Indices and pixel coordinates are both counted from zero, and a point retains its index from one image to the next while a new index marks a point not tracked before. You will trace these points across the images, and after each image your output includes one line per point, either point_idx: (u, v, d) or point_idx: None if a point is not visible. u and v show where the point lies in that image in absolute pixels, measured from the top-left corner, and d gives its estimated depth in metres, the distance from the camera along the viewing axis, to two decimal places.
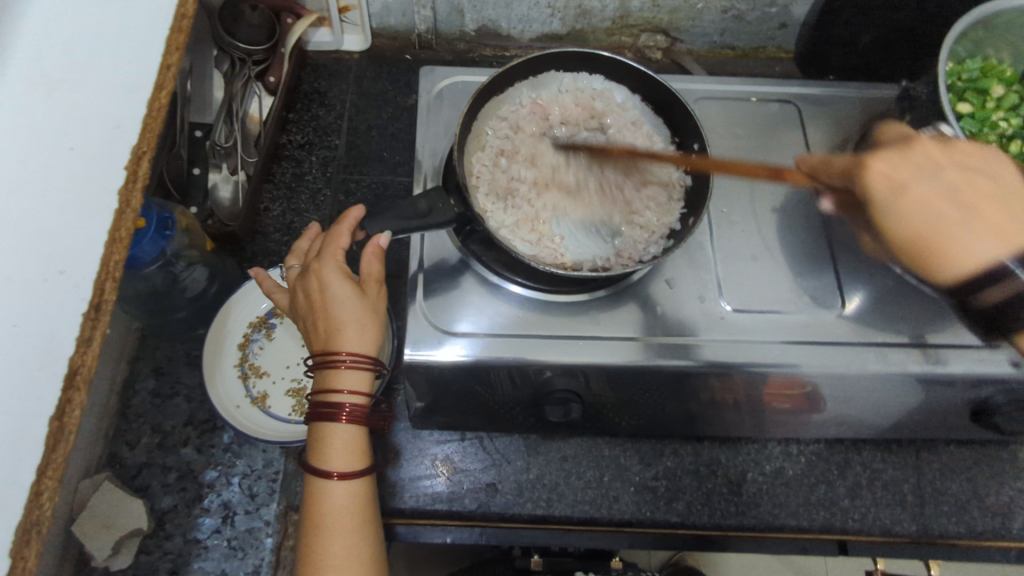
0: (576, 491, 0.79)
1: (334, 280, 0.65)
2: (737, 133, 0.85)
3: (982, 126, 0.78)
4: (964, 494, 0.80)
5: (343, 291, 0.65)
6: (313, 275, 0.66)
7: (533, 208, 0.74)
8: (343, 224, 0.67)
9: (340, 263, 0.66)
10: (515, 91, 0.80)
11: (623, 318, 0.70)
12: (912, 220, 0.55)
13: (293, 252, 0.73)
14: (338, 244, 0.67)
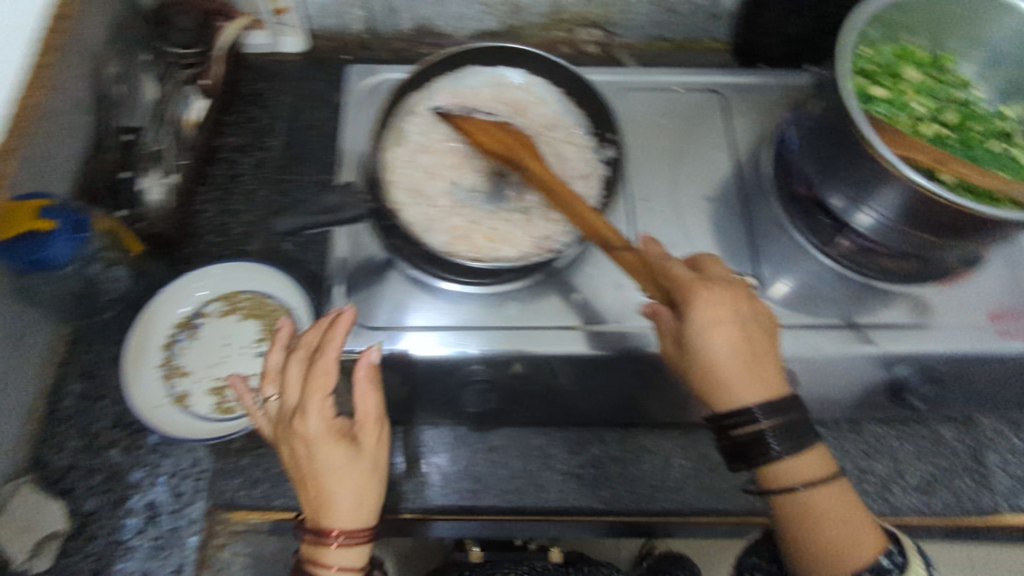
0: (501, 481, 0.79)
1: (320, 437, 0.59)
2: (662, 123, 0.86)
3: (897, 108, 0.78)
4: (887, 473, 0.83)
5: (333, 449, 0.59)
6: (294, 426, 0.59)
7: (451, 202, 0.75)
8: (332, 356, 0.61)
9: (326, 412, 0.60)
10: (435, 86, 0.80)
11: (543, 307, 0.74)
12: (713, 350, 0.59)
13: (267, 374, 0.65)
14: (323, 386, 0.60)
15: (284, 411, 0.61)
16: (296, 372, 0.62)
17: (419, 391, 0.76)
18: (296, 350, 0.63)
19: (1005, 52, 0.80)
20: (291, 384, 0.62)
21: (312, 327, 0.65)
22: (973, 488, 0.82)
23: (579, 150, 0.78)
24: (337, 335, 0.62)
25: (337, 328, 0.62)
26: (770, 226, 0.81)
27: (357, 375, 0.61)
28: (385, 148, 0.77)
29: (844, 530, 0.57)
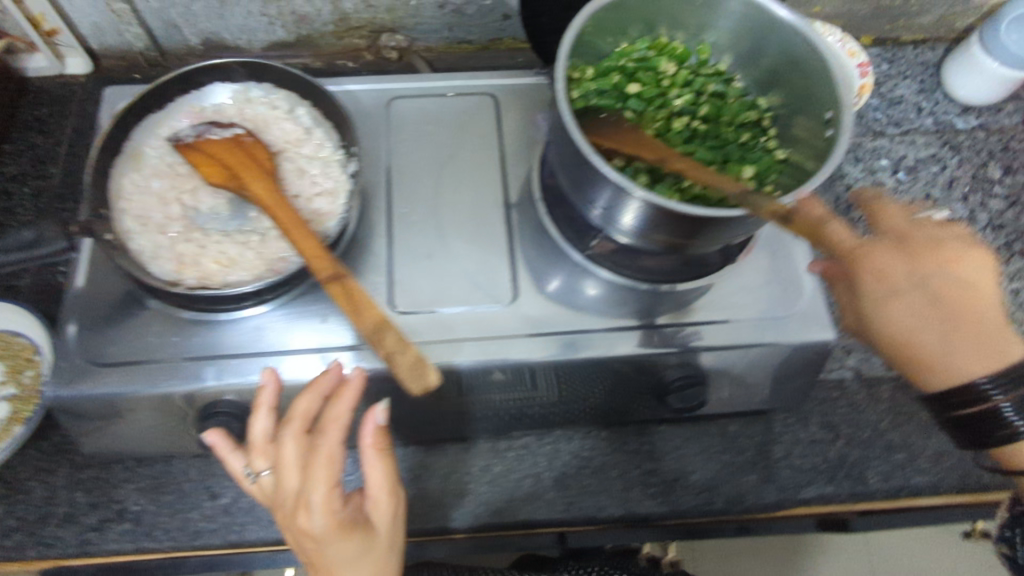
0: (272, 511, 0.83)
1: (328, 534, 0.63)
2: (430, 131, 0.84)
3: (649, 105, 0.79)
4: (671, 474, 0.84)
5: (343, 542, 0.64)
6: (299, 518, 0.64)
7: (184, 230, 0.73)
8: (334, 440, 0.65)
9: (332, 504, 0.63)
10: (177, 105, 0.77)
11: (286, 331, 0.76)
12: (893, 325, 0.73)
13: (262, 450, 0.69)
14: (327, 475, 0.63)
15: (285, 498, 0.66)
16: (292, 455, 0.66)
17: (170, 417, 0.76)
18: (291, 428, 0.66)
19: (757, 42, 0.77)
20: (286, 468, 0.66)
21: (305, 398, 0.67)
22: (755, 482, 0.83)
23: (324, 166, 0.76)
24: (341, 417, 0.65)
25: (340, 404, 0.66)
26: (531, 230, 0.81)
27: (365, 447, 0.66)
28: (118, 173, 0.74)
29: (938, 342, 0.71)
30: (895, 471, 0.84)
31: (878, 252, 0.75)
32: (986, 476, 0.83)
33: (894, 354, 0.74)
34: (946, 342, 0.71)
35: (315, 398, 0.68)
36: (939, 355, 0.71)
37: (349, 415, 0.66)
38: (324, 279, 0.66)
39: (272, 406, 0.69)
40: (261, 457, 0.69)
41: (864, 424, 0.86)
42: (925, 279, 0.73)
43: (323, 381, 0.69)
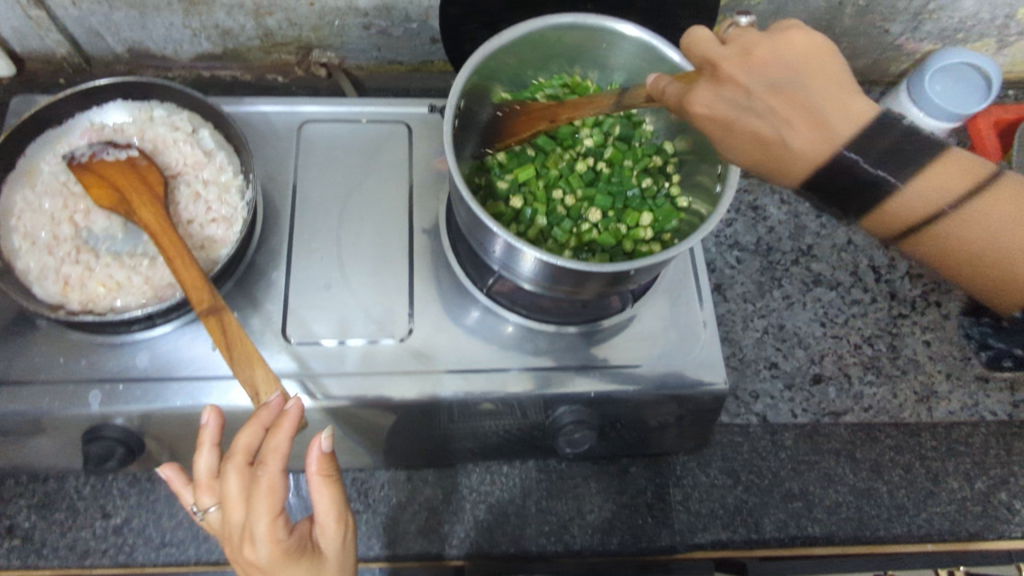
0: (165, 531, 0.80)
1: (275, 564, 0.56)
2: (338, 156, 0.85)
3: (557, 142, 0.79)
4: (568, 513, 0.84)
5: (291, 569, 0.56)
6: (246, 553, 0.56)
7: (71, 250, 0.71)
8: (275, 469, 0.56)
9: (278, 534, 0.55)
10: (76, 121, 0.76)
11: (179, 355, 0.73)
12: (743, 147, 0.59)
13: (205, 485, 0.60)
14: (270, 505, 0.55)
15: (230, 532, 0.57)
16: (236, 488, 0.56)
17: (52, 439, 0.73)
18: (232, 460, 0.57)
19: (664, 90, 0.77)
20: (230, 502, 0.56)
21: (247, 431, 0.58)
22: (650, 525, 0.83)
23: (221, 192, 0.75)
24: (280, 446, 0.57)
25: (278, 434, 0.57)
26: (435, 264, 0.81)
27: (310, 472, 0.59)
28: (8, 189, 0.72)
29: (795, 133, 0.56)
30: (791, 520, 0.84)
31: (694, 91, 0.58)
32: (881, 528, 0.83)
33: (759, 164, 0.60)
34: (778, 125, 0.57)
35: (256, 430, 0.58)
36: (775, 134, 0.57)
37: (290, 445, 0.57)
38: (201, 312, 0.64)
39: (213, 439, 0.60)
40: (208, 494, 0.60)
41: (765, 471, 0.86)
42: (768, 79, 0.56)
43: (263, 413, 0.59)
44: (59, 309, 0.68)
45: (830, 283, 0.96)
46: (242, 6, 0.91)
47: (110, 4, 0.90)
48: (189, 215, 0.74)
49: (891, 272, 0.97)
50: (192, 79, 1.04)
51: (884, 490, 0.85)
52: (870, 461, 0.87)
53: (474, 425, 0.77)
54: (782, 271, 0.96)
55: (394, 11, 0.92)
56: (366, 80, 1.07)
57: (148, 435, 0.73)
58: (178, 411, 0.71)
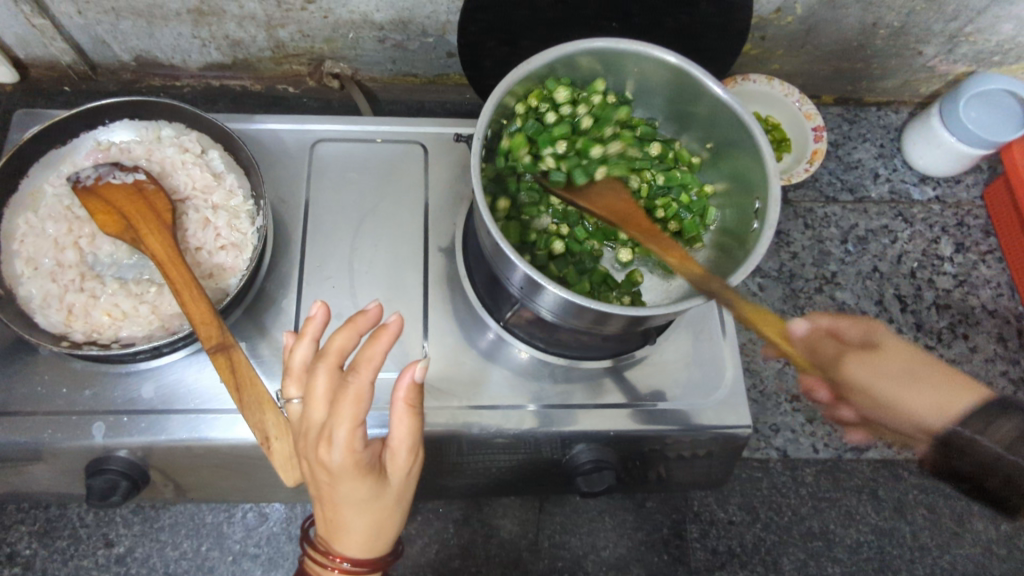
0: (168, 563, 0.79)
1: (345, 472, 0.50)
2: (352, 178, 0.83)
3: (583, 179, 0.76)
4: (581, 549, 0.81)
5: (357, 483, 0.51)
6: (318, 451, 0.50)
7: (74, 277, 0.68)
8: (366, 378, 0.50)
9: (355, 444, 0.49)
10: (81, 141, 0.74)
11: (187, 385, 0.70)
12: None
13: (293, 375, 0.55)
14: (354, 414, 0.49)
15: (308, 431, 0.52)
16: (323, 388, 0.51)
17: (52, 471, 0.70)
18: (324, 358, 0.52)
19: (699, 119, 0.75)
20: (314, 401, 0.51)
21: (342, 333, 0.53)
22: (665, 562, 0.81)
23: (230, 218, 0.72)
24: (374, 357, 0.50)
25: (375, 345, 0.51)
26: (451, 290, 0.78)
27: (394, 396, 0.52)
28: (12, 212, 0.70)
29: None
30: (810, 559, 0.82)
31: None
32: (902, 569, 0.82)
33: None
34: None
35: (352, 334, 0.54)
36: None
37: (385, 358, 0.51)
38: (209, 349, 0.62)
39: (316, 332, 0.56)
40: (298, 386, 0.55)
41: (784, 509, 0.84)
42: None
43: (361, 319, 0.55)
44: (62, 340, 0.66)
45: (854, 313, 0.94)
46: (253, 18, 0.88)
47: (118, 13, 0.87)
48: (197, 241, 0.71)
49: (916, 303, 0.96)
50: (200, 89, 1.01)
51: (907, 530, 0.84)
52: (892, 499, 0.85)
53: (485, 462, 0.74)
54: (805, 300, 0.95)
55: (410, 24, 0.90)
56: (380, 92, 1.04)
57: (152, 469, 0.70)
58: (185, 443, 0.68)
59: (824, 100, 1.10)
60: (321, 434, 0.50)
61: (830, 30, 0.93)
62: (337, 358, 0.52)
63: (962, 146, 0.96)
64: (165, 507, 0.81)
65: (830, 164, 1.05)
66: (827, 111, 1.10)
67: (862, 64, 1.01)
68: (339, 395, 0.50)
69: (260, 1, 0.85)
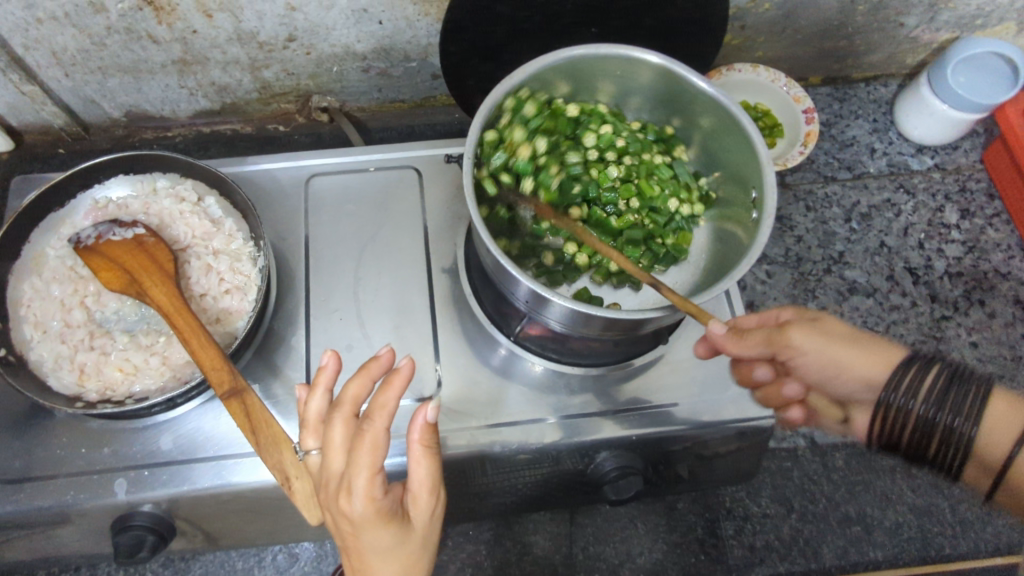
0: None
1: (367, 521, 0.50)
2: (349, 209, 0.83)
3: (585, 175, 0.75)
4: (617, 557, 0.80)
5: (380, 532, 0.50)
6: (339, 502, 0.50)
7: (84, 337, 0.69)
8: (380, 425, 0.50)
9: (375, 491, 0.49)
10: (79, 200, 0.74)
11: (206, 433, 0.70)
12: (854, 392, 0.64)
13: (309, 429, 0.55)
14: (372, 462, 0.49)
15: (328, 482, 0.52)
16: (340, 438, 0.52)
17: (79, 533, 0.70)
18: (340, 409, 0.52)
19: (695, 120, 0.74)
20: (333, 451, 0.52)
21: (355, 380, 0.53)
22: (704, 564, 0.80)
23: (232, 261, 0.73)
24: (388, 403, 0.51)
25: (388, 391, 0.52)
26: (459, 311, 0.78)
27: (410, 439, 0.52)
28: (16, 278, 0.70)
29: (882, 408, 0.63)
30: (851, 546, 0.80)
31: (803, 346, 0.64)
32: (946, 546, 0.80)
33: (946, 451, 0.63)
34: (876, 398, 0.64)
35: (366, 381, 0.54)
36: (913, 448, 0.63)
37: (398, 404, 0.51)
38: (222, 395, 0.61)
39: (329, 382, 0.56)
40: (316, 439, 0.55)
41: (818, 496, 0.83)
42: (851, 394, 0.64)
43: (373, 366, 0.55)
44: (76, 401, 0.66)
45: (866, 290, 0.94)
46: (237, 62, 0.89)
47: (104, 72, 0.88)
48: (202, 288, 0.72)
49: (928, 273, 0.95)
50: (192, 137, 1.02)
51: (946, 506, 0.82)
52: (927, 476, 0.84)
53: (508, 480, 0.73)
54: (816, 284, 0.94)
55: (392, 51, 0.91)
56: (369, 121, 1.05)
57: (177, 521, 0.70)
58: (209, 491, 0.68)
59: (812, 81, 1.10)
60: (342, 486, 0.50)
61: (809, 12, 0.93)
62: (352, 408, 0.52)
63: (954, 112, 0.96)
64: (195, 557, 0.80)
65: (825, 145, 1.05)
66: (816, 92, 1.10)
67: (846, 42, 1.01)
68: (357, 446, 0.50)
69: (242, 45, 0.86)
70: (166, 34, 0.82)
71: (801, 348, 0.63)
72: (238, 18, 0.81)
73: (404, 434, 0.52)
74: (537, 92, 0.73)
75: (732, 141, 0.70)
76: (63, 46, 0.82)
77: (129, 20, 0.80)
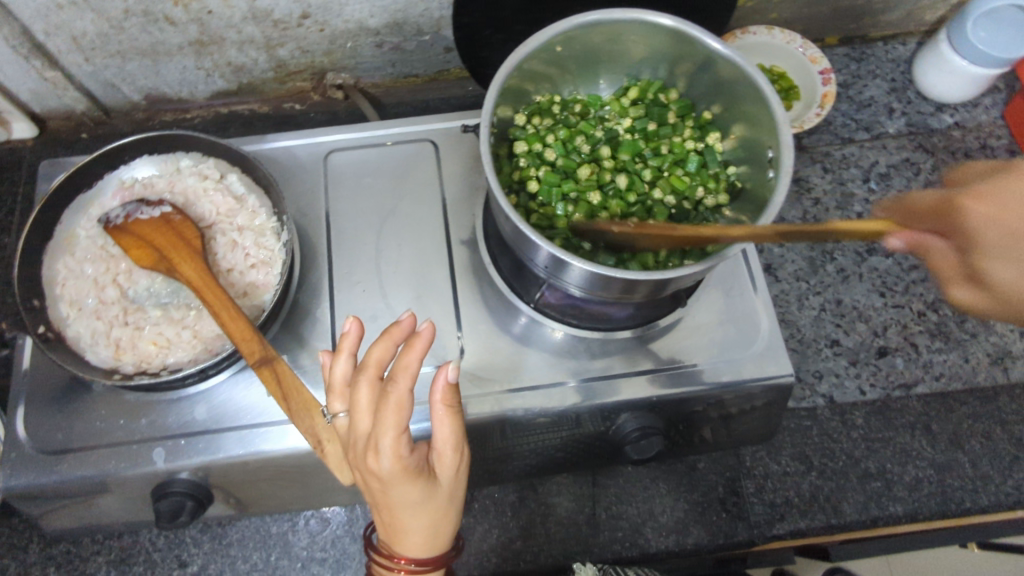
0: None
1: (395, 478, 0.52)
2: (368, 183, 0.84)
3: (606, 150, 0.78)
4: (640, 516, 0.82)
5: (408, 488, 0.53)
6: (367, 461, 0.52)
7: (117, 313, 0.71)
8: (404, 387, 0.51)
9: (402, 450, 0.51)
10: (106, 181, 0.76)
11: (238, 402, 0.72)
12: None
13: (336, 393, 0.57)
14: (397, 422, 0.50)
15: (356, 442, 0.53)
16: (366, 400, 0.53)
17: (121, 500, 0.73)
18: (365, 371, 0.54)
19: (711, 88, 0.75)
20: (359, 413, 0.53)
21: (378, 345, 0.55)
22: (725, 521, 0.81)
23: (256, 237, 0.74)
24: (411, 364, 0.52)
25: (411, 353, 0.52)
26: (478, 280, 0.79)
27: (433, 399, 0.53)
28: (50, 258, 0.72)
29: None
30: (870, 501, 0.81)
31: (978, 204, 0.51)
32: (966, 500, 0.81)
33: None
34: None
35: (388, 346, 0.55)
36: None
37: (421, 365, 0.52)
38: (254, 363, 0.64)
39: (353, 346, 0.57)
40: (343, 402, 0.57)
41: (838, 454, 0.84)
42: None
43: (395, 330, 0.56)
44: (113, 373, 0.68)
45: (885, 251, 0.94)
46: (252, 41, 0.90)
47: (123, 56, 0.89)
48: (228, 263, 0.74)
49: None
50: (210, 118, 1.04)
51: (965, 461, 0.83)
52: (946, 432, 0.84)
53: (530, 443, 0.75)
54: (834, 246, 0.94)
55: (405, 25, 0.91)
56: (383, 97, 1.06)
57: (213, 487, 0.73)
58: (243, 458, 0.70)
59: (828, 42, 1.09)
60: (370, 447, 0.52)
61: None
62: (375, 372, 0.54)
63: (975, 68, 0.94)
64: (232, 523, 0.83)
65: (842, 106, 1.04)
66: (832, 52, 1.08)
67: (862, 0, 1.00)
68: (382, 409, 0.51)
69: (257, 23, 0.87)
70: (182, 15, 0.83)
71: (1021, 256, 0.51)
72: None
73: (428, 393, 0.54)
74: (553, 58, 0.73)
75: (752, 112, 0.70)
76: (83, 31, 0.84)
77: (146, 3, 0.81)
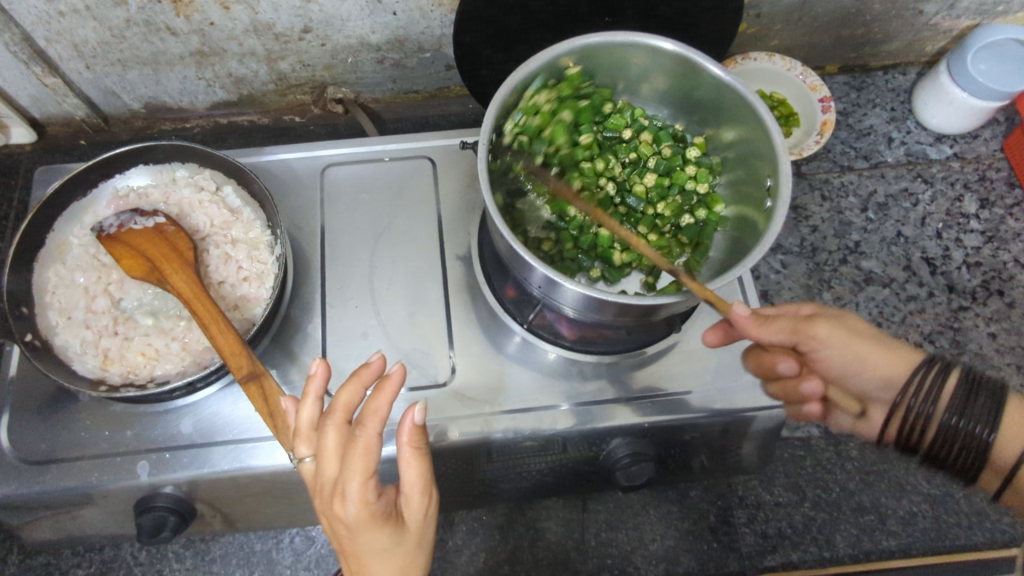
0: None
1: (362, 524, 0.51)
2: (363, 199, 0.84)
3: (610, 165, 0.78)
4: (627, 545, 0.81)
5: (375, 534, 0.52)
6: (333, 507, 0.52)
7: (104, 324, 0.70)
8: (372, 431, 0.52)
9: (368, 495, 0.51)
10: (100, 190, 0.75)
11: (225, 417, 0.72)
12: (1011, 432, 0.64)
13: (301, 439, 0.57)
14: (365, 466, 0.51)
15: (322, 488, 0.53)
16: (333, 444, 0.53)
17: (102, 513, 0.72)
18: (333, 415, 0.54)
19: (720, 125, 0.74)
20: (326, 457, 0.53)
21: (347, 387, 0.55)
22: (715, 551, 0.80)
23: (250, 250, 0.74)
24: (380, 409, 0.52)
25: (380, 397, 0.53)
26: (472, 298, 0.78)
27: (400, 442, 0.54)
28: (41, 266, 0.72)
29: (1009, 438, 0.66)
30: (863, 534, 0.80)
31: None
32: (961, 536, 0.80)
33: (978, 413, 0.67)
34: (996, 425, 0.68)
35: (358, 387, 0.55)
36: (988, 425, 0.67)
37: (390, 409, 0.53)
38: (241, 379, 0.63)
39: (319, 389, 0.56)
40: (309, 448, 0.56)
41: (831, 485, 0.83)
42: None
43: (365, 372, 0.56)
44: (100, 384, 0.67)
45: (882, 281, 0.94)
46: (253, 54, 0.90)
47: (124, 64, 0.89)
48: (220, 276, 0.73)
49: (946, 263, 0.95)
50: (210, 128, 1.04)
51: (961, 497, 0.82)
52: None
53: (518, 467, 0.74)
54: (831, 274, 0.94)
55: (406, 42, 0.91)
56: (383, 112, 1.06)
57: (198, 503, 0.72)
58: (229, 474, 0.69)
59: (828, 70, 1.09)
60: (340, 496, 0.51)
61: None
62: (344, 418, 0.54)
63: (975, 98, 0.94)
64: (215, 539, 0.82)
65: (842, 133, 1.04)
66: (832, 81, 1.09)
67: (863, 30, 1.00)
68: (352, 457, 0.51)
69: (258, 36, 0.87)
70: (184, 25, 0.83)
71: (826, 341, 0.66)
72: (255, 10, 0.82)
73: (394, 437, 0.54)
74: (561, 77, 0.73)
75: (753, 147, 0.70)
76: (85, 39, 0.84)
77: (148, 13, 0.81)
